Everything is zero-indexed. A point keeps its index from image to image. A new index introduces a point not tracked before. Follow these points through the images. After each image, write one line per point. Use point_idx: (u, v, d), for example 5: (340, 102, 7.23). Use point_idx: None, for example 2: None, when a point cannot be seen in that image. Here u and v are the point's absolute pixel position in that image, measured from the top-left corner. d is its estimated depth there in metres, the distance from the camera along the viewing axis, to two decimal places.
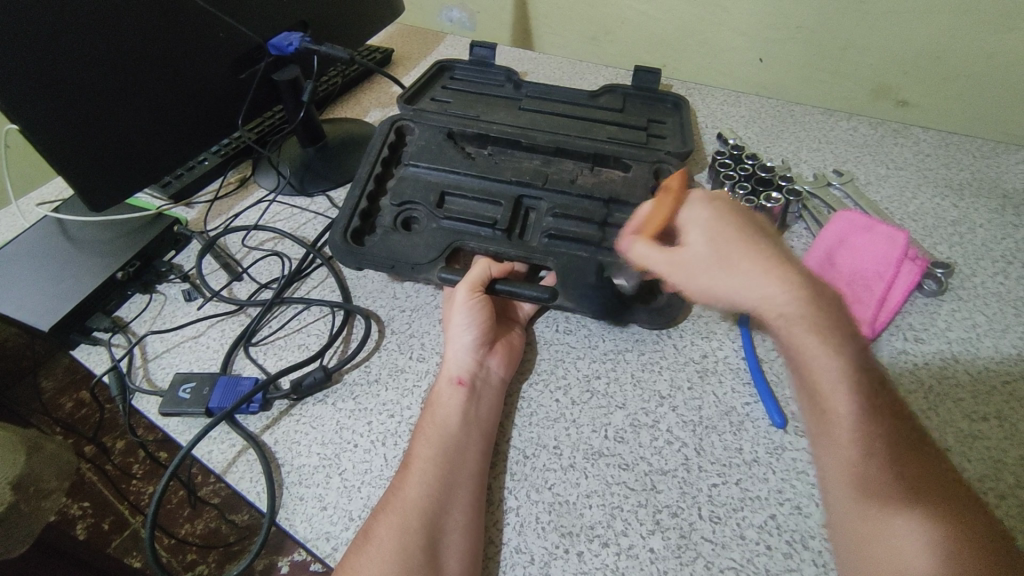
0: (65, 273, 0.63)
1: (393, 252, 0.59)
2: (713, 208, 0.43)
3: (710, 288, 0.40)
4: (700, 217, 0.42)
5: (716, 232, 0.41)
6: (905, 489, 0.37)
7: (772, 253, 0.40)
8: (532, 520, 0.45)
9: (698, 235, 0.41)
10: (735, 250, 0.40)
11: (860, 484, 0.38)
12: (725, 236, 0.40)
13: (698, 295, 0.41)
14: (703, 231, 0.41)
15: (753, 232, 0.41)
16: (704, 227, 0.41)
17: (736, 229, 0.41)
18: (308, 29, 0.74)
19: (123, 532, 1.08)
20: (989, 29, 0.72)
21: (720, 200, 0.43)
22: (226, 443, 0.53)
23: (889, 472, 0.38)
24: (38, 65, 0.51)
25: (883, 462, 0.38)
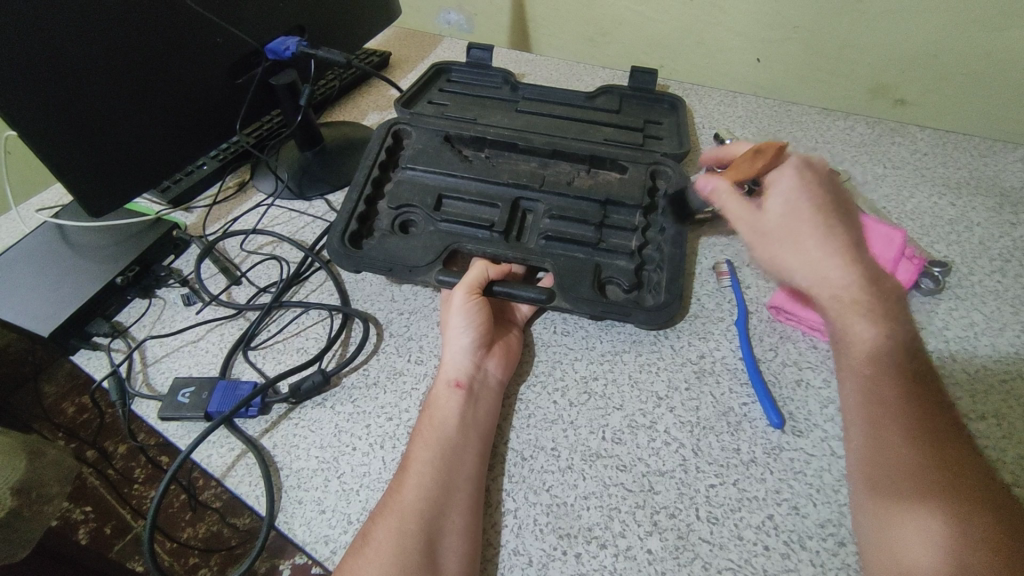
0: (65, 279, 0.64)
1: (391, 256, 0.59)
2: (799, 178, 0.46)
3: (783, 258, 0.45)
4: (784, 186, 0.45)
5: (794, 209, 0.45)
6: (922, 477, 0.39)
7: (841, 240, 0.44)
8: (530, 522, 0.45)
9: (777, 205, 0.46)
10: (809, 225, 0.44)
11: (875, 455, 0.42)
12: (802, 210, 0.44)
13: (767, 262, 0.46)
14: (783, 199, 0.45)
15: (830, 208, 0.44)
16: (788, 197, 0.45)
17: (814, 208, 0.44)
18: (304, 33, 0.75)
19: (126, 536, 1.09)
20: (986, 28, 0.72)
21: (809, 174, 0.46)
22: (226, 447, 0.53)
23: (896, 443, 0.41)
24: (37, 73, 0.51)
25: (899, 447, 0.41)
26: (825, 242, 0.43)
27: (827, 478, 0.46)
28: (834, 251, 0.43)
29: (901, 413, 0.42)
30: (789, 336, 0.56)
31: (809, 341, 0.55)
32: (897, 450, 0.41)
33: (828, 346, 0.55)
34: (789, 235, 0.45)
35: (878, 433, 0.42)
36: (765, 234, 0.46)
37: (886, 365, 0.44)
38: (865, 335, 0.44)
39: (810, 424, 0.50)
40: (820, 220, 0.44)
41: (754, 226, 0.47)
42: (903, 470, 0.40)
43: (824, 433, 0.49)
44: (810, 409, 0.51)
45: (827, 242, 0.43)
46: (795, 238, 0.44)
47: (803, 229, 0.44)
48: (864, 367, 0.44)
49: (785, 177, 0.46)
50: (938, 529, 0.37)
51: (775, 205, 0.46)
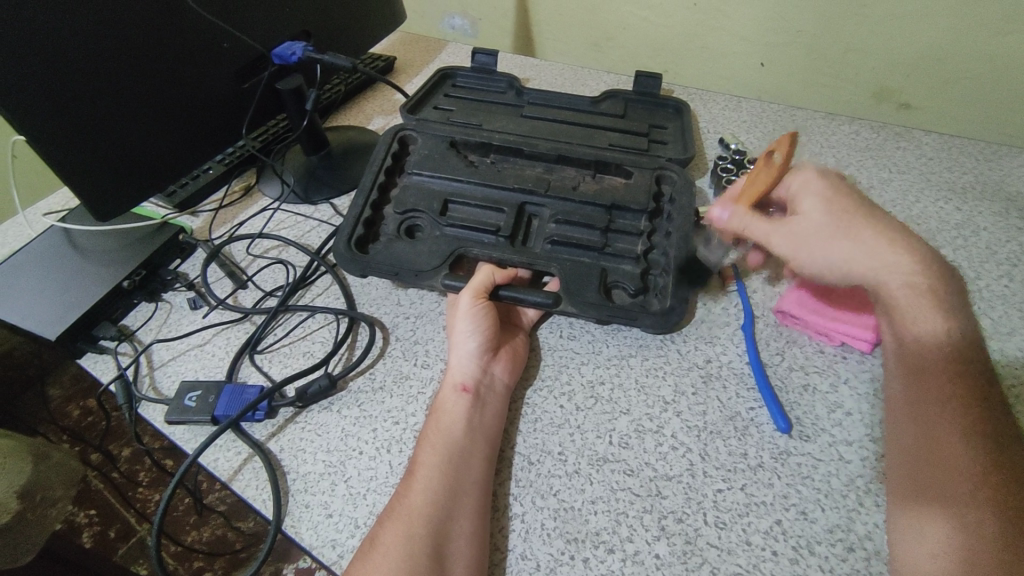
0: (71, 282, 0.64)
1: (397, 260, 0.59)
2: (825, 181, 0.52)
3: (829, 251, 0.48)
4: (813, 190, 0.51)
5: (830, 205, 0.50)
6: (974, 474, 0.40)
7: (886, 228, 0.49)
8: (538, 527, 0.45)
9: (812, 205, 0.50)
10: (850, 217, 0.49)
11: (931, 447, 0.42)
12: (835, 208, 0.50)
13: (817, 261, 0.49)
14: (815, 202, 0.50)
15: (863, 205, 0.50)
16: (817, 200, 0.50)
17: (848, 202, 0.50)
18: (310, 38, 0.75)
19: (129, 540, 1.08)
20: (989, 32, 0.72)
21: (829, 175, 0.52)
22: (232, 450, 0.53)
23: (952, 436, 0.42)
24: (44, 77, 0.51)
25: (959, 441, 0.41)
26: (871, 235, 0.48)
27: (834, 483, 0.46)
28: (883, 241, 0.48)
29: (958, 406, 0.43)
30: (795, 341, 0.56)
31: (815, 345, 0.55)
32: (951, 441, 0.42)
33: (834, 350, 0.55)
34: (822, 234, 0.49)
35: (932, 426, 0.43)
36: (811, 236, 0.49)
37: (945, 355, 0.45)
38: (934, 327, 0.46)
39: (817, 429, 0.50)
40: (857, 215, 0.49)
41: (799, 229, 0.50)
42: (947, 465, 0.41)
43: (831, 438, 0.49)
44: (817, 414, 0.51)
45: (871, 235, 0.48)
46: (843, 233, 0.48)
47: (848, 226, 0.48)
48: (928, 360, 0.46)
49: (806, 184, 0.52)
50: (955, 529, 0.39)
51: (809, 207, 0.50)
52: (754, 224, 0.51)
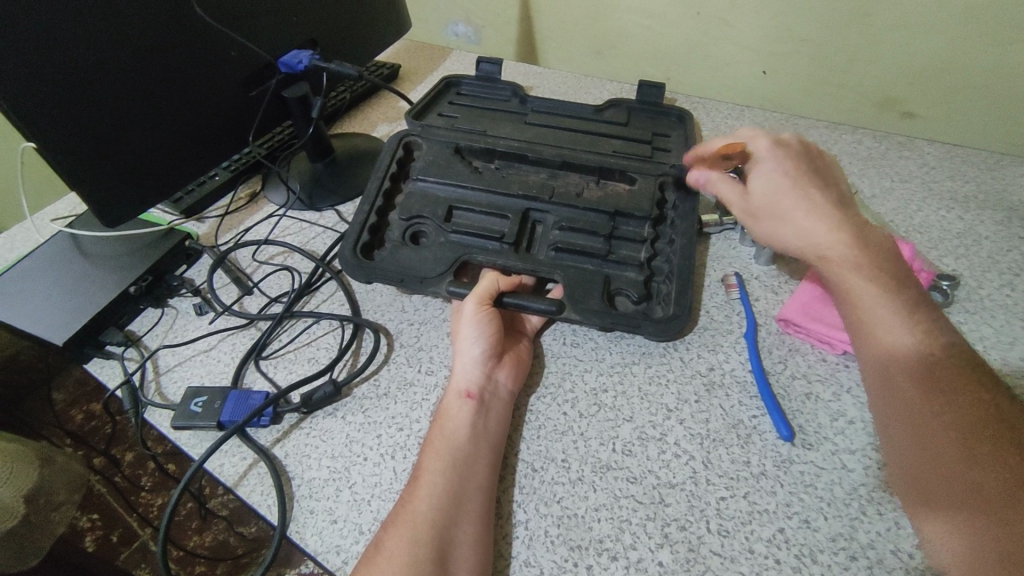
0: (79, 288, 0.64)
1: (402, 267, 0.60)
2: (780, 160, 0.57)
3: (771, 223, 0.55)
4: (768, 169, 0.57)
5: (778, 182, 0.56)
6: (966, 463, 0.39)
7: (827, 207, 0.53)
8: (542, 534, 0.46)
9: (763, 182, 0.57)
10: (796, 193, 0.55)
11: (921, 445, 0.42)
12: (786, 186, 0.55)
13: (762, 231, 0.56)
14: (769, 180, 0.56)
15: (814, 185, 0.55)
16: (771, 177, 0.56)
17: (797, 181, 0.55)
18: (316, 46, 0.76)
19: (131, 544, 1.09)
20: (991, 41, 0.72)
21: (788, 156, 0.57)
22: (238, 456, 0.53)
23: (936, 426, 0.41)
24: (54, 85, 0.52)
25: (944, 429, 0.41)
26: (810, 210, 0.53)
27: (837, 492, 0.46)
28: (822, 220, 0.52)
29: (936, 406, 0.42)
30: (798, 349, 0.56)
31: (818, 353, 0.56)
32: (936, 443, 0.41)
33: (836, 358, 0.55)
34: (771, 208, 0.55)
35: (915, 419, 0.43)
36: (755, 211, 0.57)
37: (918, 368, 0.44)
38: (901, 342, 0.45)
39: (820, 438, 0.50)
40: (801, 193, 0.54)
41: (745, 205, 0.57)
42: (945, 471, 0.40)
43: (834, 447, 0.49)
44: (820, 422, 0.51)
45: (811, 210, 0.53)
46: (781, 209, 0.55)
47: (788, 201, 0.54)
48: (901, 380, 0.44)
49: (766, 162, 0.57)
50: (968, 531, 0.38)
51: (759, 184, 0.57)
52: (720, 188, 0.59)
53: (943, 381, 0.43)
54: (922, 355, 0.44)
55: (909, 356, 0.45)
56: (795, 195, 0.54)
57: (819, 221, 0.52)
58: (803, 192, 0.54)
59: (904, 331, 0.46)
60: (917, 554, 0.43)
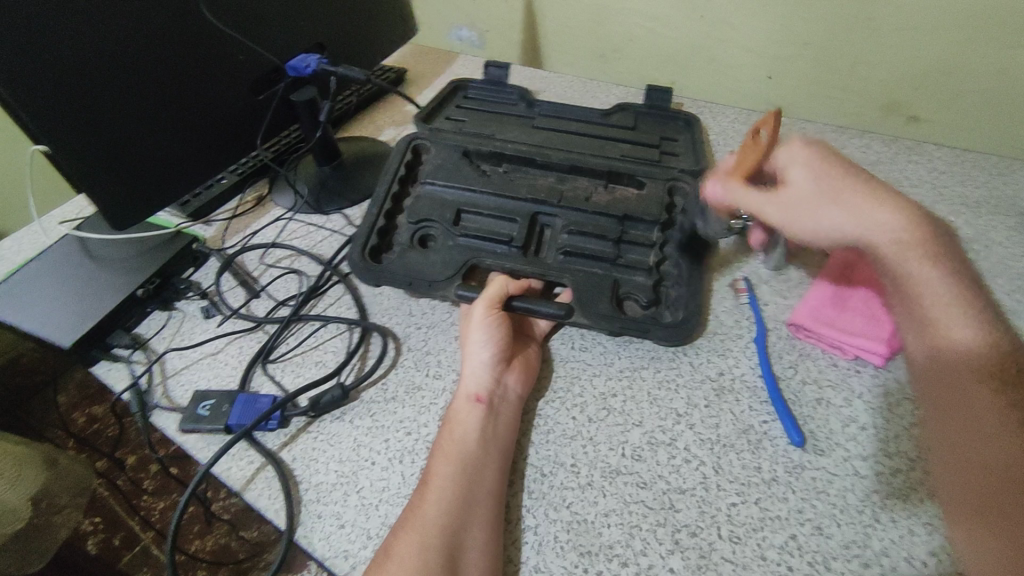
0: (86, 290, 0.64)
1: (411, 271, 0.60)
2: (810, 149, 0.51)
3: (814, 219, 0.49)
4: (800, 160, 0.51)
5: (816, 172, 0.50)
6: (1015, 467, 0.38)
7: (875, 188, 0.49)
8: (551, 539, 0.45)
9: (800, 175, 0.51)
10: (835, 180, 0.49)
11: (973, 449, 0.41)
12: (825, 175, 0.50)
13: (803, 228, 0.50)
14: (806, 172, 0.50)
15: (852, 168, 0.50)
16: (806, 167, 0.51)
17: (835, 170, 0.50)
18: (324, 51, 0.76)
19: (134, 548, 1.08)
20: (998, 46, 0.72)
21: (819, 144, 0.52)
22: (245, 460, 0.53)
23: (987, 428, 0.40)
24: (64, 88, 0.52)
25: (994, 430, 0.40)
26: (858, 198, 0.48)
27: (850, 498, 0.46)
28: (872, 202, 0.48)
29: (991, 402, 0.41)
30: (808, 354, 0.56)
31: (828, 359, 0.55)
32: (982, 441, 0.40)
33: (847, 364, 0.55)
34: (811, 202, 0.49)
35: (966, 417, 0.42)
36: (796, 205, 0.50)
37: (978, 362, 0.43)
38: (963, 335, 0.44)
39: (831, 443, 0.49)
40: (846, 180, 0.49)
41: (777, 201, 0.51)
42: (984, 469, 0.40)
43: (846, 453, 0.49)
44: (831, 428, 0.50)
45: (863, 197, 0.48)
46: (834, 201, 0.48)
47: (836, 189, 0.49)
48: (958, 376, 0.43)
49: (795, 152, 0.52)
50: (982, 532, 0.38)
51: (795, 180, 0.51)
52: (743, 195, 0.52)
53: (999, 382, 0.41)
54: (983, 350, 0.43)
55: (971, 349, 0.43)
56: (840, 182, 0.49)
57: (870, 205, 0.48)
58: (846, 179, 0.49)
59: (966, 323, 0.44)
60: (930, 561, 0.42)
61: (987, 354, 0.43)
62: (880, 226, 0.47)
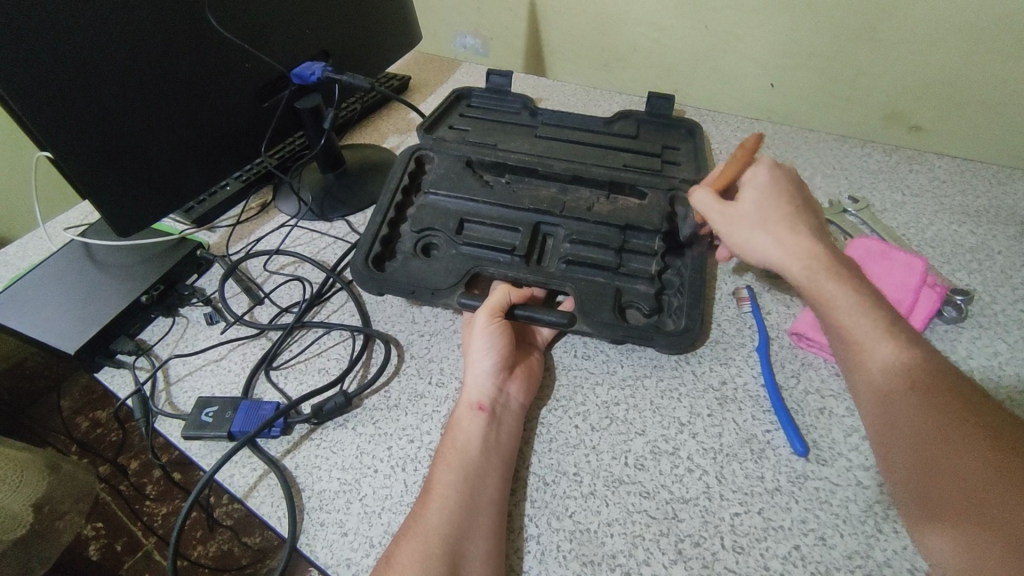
0: (90, 297, 0.65)
1: (414, 279, 0.60)
2: (772, 174, 0.56)
3: (747, 233, 0.53)
4: (757, 181, 0.55)
5: (767, 193, 0.54)
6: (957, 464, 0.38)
7: (806, 223, 0.52)
8: (553, 549, 0.45)
9: (751, 194, 0.54)
10: (778, 206, 0.53)
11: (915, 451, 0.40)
12: (772, 199, 0.54)
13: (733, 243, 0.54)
14: (757, 192, 0.54)
15: (799, 205, 0.54)
16: (760, 192, 0.54)
17: (783, 197, 0.54)
18: (328, 59, 0.76)
19: (136, 553, 1.07)
20: (998, 56, 0.72)
21: (780, 171, 0.56)
22: (248, 467, 0.53)
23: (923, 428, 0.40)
24: (71, 95, 0.52)
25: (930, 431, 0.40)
26: (788, 226, 0.52)
27: (853, 509, 0.46)
28: (796, 232, 0.51)
29: (944, 420, 0.40)
30: (810, 363, 0.56)
31: (831, 368, 0.55)
32: (944, 454, 0.38)
33: None
34: (749, 217, 0.53)
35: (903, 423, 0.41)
36: (736, 218, 0.54)
37: (910, 384, 0.42)
38: (887, 357, 0.44)
39: (834, 453, 0.49)
40: (787, 208, 0.53)
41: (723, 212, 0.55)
42: (955, 482, 0.37)
43: (849, 462, 0.49)
44: (834, 437, 0.50)
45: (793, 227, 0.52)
46: (761, 226, 0.52)
47: (770, 215, 0.53)
48: (898, 397, 0.42)
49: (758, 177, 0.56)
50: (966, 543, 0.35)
51: (746, 197, 0.54)
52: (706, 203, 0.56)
53: (924, 388, 0.42)
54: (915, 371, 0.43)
55: (900, 372, 0.43)
56: (783, 212, 0.53)
57: (794, 233, 0.51)
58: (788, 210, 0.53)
59: (888, 345, 0.45)
60: None
61: (918, 374, 0.43)
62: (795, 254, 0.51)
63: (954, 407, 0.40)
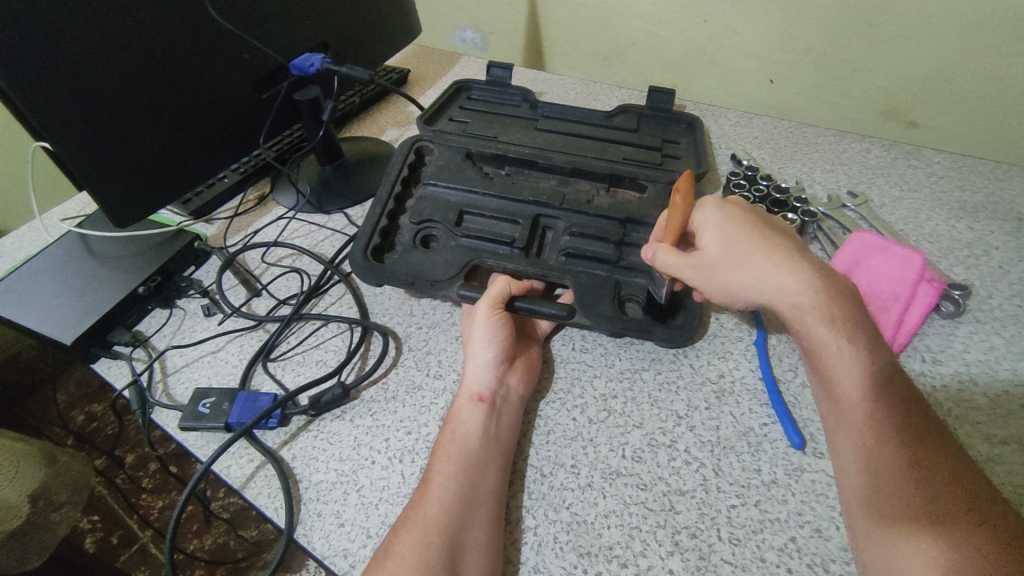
0: (86, 288, 0.64)
1: (412, 270, 0.60)
2: (722, 212, 0.51)
3: (726, 285, 0.49)
4: (712, 223, 0.51)
5: (726, 236, 0.49)
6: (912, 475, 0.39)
7: (783, 253, 0.48)
8: (551, 540, 0.45)
9: (711, 238, 0.50)
10: (742, 246, 0.48)
11: (874, 474, 0.40)
12: (735, 239, 0.49)
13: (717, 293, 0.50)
14: (716, 234, 0.50)
15: (766, 237, 0.49)
16: (720, 230, 0.50)
17: (746, 232, 0.49)
18: (328, 50, 0.76)
19: (132, 547, 1.07)
20: (995, 52, 0.72)
21: (731, 208, 0.51)
22: (245, 458, 0.53)
23: (877, 444, 0.41)
24: (68, 81, 0.52)
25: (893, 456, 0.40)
26: (765, 265, 0.47)
27: None
28: (776, 267, 0.47)
29: (891, 436, 0.41)
30: None
31: None
32: (884, 474, 0.40)
33: None
34: (729, 261, 0.48)
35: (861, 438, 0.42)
36: (709, 267, 0.49)
37: (866, 396, 0.43)
38: (848, 363, 0.44)
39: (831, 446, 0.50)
40: (756, 241, 0.48)
41: (697, 261, 0.49)
42: (888, 490, 0.39)
43: None
44: None
45: (767, 261, 0.47)
46: (733, 266, 0.48)
47: (741, 252, 0.48)
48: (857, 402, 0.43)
49: (711, 213, 0.51)
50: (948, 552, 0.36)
51: (709, 241, 0.50)
52: (667, 258, 0.51)
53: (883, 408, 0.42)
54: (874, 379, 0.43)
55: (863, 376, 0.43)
56: (748, 243, 0.48)
57: (772, 269, 0.47)
58: (751, 243, 0.48)
59: (844, 349, 0.45)
60: None
61: (876, 371, 0.44)
62: (782, 289, 0.47)
63: (910, 421, 0.41)
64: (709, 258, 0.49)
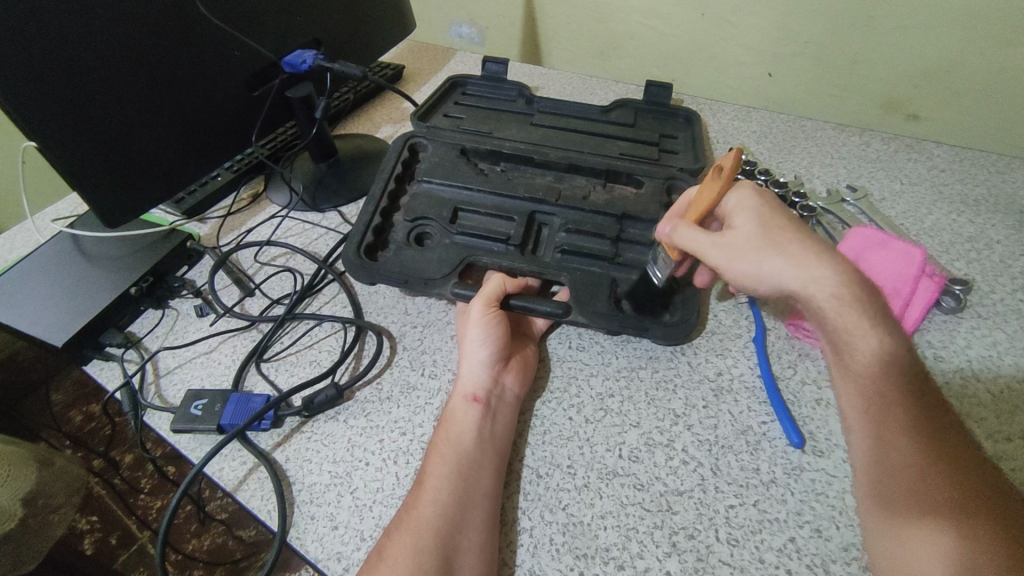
0: (77, 289, 0.63)
1: (406, 269, 0.59)
2: (761, 197, 0.49)
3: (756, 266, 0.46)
4: (748, 206, 0.48)
5: (763, 221, 0.47)
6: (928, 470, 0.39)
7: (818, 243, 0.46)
8: (546, 542, 0.45)
9: (746, 221, 0.48)
10: (778, 232, 0.46)
11: (887, 468, 0.41)
12: (771, 223, 0.47)
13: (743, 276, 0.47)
14: (751, 218, 0.48)
15: (798, 226, 0.48)
16: (755, 214, 0.48)
17: (781, 219, 0.47)
18: (321, 46, 0.75)
19: (129, 548, 1.08)
20: (996, 43, 0.71)
21: (768, 195, 0.49)
22: (237, 460, 0.52)
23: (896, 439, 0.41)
24: (56, 80, 0.51)
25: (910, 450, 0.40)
26: (801, 250, 0.45)
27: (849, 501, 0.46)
28: (812, 252, 0.45)
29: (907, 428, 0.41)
30: (807, 354, 0.55)
31: None
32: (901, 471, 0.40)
33: None
34: (765, 242, 0.46)
35: (880, 431, 0.42)
36: (739, 248, 0.47)
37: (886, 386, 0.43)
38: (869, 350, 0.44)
39: (830, 445, 0.49)
40: (791, 227, 0.47)
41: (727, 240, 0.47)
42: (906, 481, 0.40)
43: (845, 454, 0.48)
44: (830, 429, 0.50)
45: (804, 246, 0.45)
46: (767, 249, 0.46)
47: (777, 234, 0.46)
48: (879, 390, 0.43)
49: (748, 196, 0.49)
50: (957, 547, 0.36)
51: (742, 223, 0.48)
52: (694, 239, 0.48)
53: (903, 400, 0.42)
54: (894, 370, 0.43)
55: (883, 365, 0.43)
56: (784, 227, 0.47)
57: (808, 255, 0.45)
58: (786, 229, 0.47)
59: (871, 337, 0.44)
60: None
61: (896, 363, 0.43)
62: (819, 278, 0.44)
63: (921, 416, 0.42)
64: (742, 241, 0.47)
